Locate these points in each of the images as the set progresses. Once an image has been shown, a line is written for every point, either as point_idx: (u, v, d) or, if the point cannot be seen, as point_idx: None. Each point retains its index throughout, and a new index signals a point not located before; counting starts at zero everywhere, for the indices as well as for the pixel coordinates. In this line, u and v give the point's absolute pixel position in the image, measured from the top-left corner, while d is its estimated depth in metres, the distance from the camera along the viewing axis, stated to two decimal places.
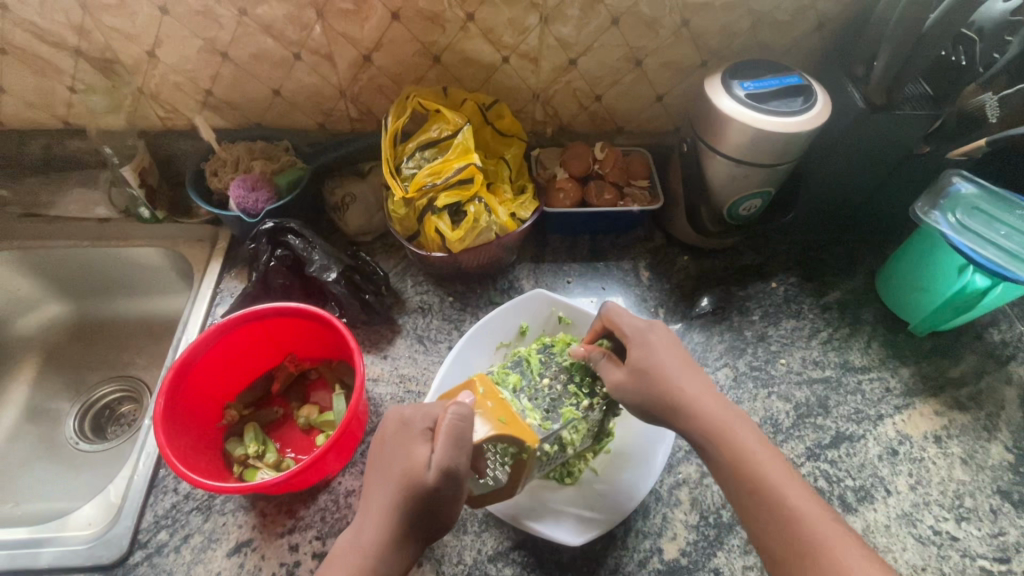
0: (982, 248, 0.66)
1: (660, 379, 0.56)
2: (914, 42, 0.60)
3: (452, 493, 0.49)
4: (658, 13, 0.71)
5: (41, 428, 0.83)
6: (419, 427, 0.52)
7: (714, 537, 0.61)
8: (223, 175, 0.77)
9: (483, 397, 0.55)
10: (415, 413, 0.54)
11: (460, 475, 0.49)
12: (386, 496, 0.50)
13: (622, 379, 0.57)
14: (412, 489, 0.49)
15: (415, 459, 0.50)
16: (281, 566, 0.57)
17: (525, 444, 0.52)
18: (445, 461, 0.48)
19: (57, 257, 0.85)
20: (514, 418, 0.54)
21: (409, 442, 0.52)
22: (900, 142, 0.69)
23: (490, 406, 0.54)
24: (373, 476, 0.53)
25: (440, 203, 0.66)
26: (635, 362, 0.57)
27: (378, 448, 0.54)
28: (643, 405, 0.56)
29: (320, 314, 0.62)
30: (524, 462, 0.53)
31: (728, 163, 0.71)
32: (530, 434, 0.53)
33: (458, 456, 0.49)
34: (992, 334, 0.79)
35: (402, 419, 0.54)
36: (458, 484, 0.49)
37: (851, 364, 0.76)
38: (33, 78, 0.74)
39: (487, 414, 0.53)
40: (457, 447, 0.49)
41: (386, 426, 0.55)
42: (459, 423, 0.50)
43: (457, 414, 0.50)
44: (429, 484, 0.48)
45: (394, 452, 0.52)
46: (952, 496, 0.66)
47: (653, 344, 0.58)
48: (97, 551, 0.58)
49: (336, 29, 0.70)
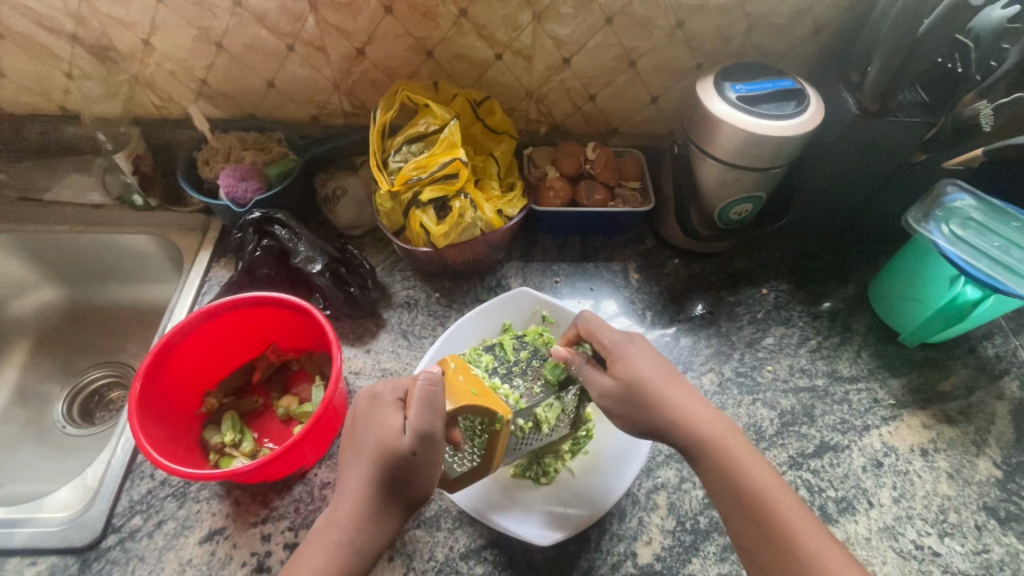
0: (974, 258, 0.65)
1: (647, 390, 0.55)
2: (907, 48, 0.59)
3: (427, 460, 0.49)
4: (653, 13, 0.71)
5: (29, 411, 0.84)
6: (390, 398, 0.52)
7: (689, 543, 0.60)
8: (214, 164, 0.77)
9: (455, 371, 0.54)
10: (385, 387, 0.53)
11: (435, 439, 0.48)
12: (361, 470, 0.50)
13: (607, 391, 0.56)
14: (387, 458, 0.49)
15: (386, 428, 0.50)
16: (252, 556, 0.57)
17: (496, 415, 0.50)
18: (419, 424, 0.48)
19: (51, 241, 0.86)
20: (486, 390, 0.53)
21: (381, 412, 0.51)
22: (894, 150, 0.68)
23: (460, 380, 0.53)
24: (348, 453, 0.52)
25: (424, 197, 0.66)
26: (620, 373, 0.56)
27: (350, 425, 0.54)
28: (628, 415, 0.55)
29: (301, 304, 0.62)
30: (497, 435, 0.51)
31: (719, 166, 0.70)
32: (502, 405, 0.51)
33: (433, 420, 0.48)
34: (986, 348, 0.77)
35: (372, 394, 0.53)
36: (433, 449, 0.49)
37: (839, 374, 0.75)
38: (30, 63, 0.75)
39: (456, 388, 0.52)
40: (429, 411, 0.48)
41: (357, 404, 0.54)
42: (430, 388, 0.49)
43: (427, 380, 0.50)
44: (405, 450, 0.48)
45: (367, 425, 0.52)
46: (937, 511, 0.64)
47: (635, 357, 0.57)
48: (70, 534, 0.58)
49: (330, 21, 0.70)
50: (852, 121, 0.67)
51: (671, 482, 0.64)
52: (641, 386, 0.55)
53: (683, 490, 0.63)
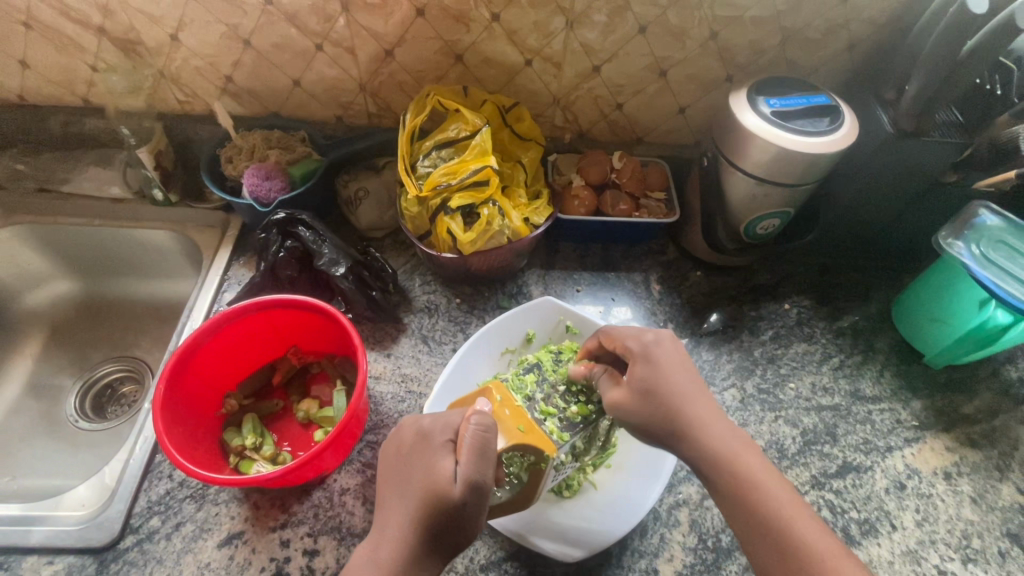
0: (1004, 282, 0.63)
1: (667, 397, 0.53)
2: (948, 68, 0.58)
3: (475, 509, 0.48)
4: (687, 24, 0.70)
5: (42, 404, 0.83)
6: (439, 439, 0.50)
7: (711, 561, 0.59)
8: (238, 163, 0.76)
9: (500, 405, 0.54)
10: (433, 424, 0.52)
11: (485, 489, 0.47)
12: (406, 509, 0.48)
13: (625, 399, 0.55)
14: (436, 504, 0.47)
15: (437, 473, 0.48)
16: (271, 562, 0.57)
17: (544, 454, 0.51)
18: (473, 474, 0.47)
19: (69, 233, 0.85)
20: (533, 427, 0.53)
21: (430, 455, 0.50)
22: (927, 168, 0.67)
23: (508, 416, 0.53)
24: (390, 489, 0.50)
25: (453, 204, 0.65)
26: (638, 379, 0.55)
27: (394, 458, 0.52)
28: (644, 422, 0.53)
29: (325, 308, 0.62)
30: (541, 471, 0.52)
31: (749, 180, 0.69)
32: (549, 443, 0.52)
33: (486, 468, 0.47)
34: (1010, 371, 0.76)
35: (420, 430, 0.52)
36: (483, 499, 0.47)
37: (862, 394, 0.74)
38: (54, 54, 0.75)
39: (505, 423, 0.53)
40: (482, 459, 0.47)
41: (401, 437, 0.53)
42: (483, 434, 0.48)
43: (480, 425, 0.49)
44: (455, 498, 0.47)
45: (414, 463, 0.50)
46: (960, 536, 0.64)
47: (660, 359, 0.55)
48: (88, 534, 0.57)
49: (361, 22, 0.69)
50: (885, 139, 0.66)
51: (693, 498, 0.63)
52: (659, 389, 0.53)
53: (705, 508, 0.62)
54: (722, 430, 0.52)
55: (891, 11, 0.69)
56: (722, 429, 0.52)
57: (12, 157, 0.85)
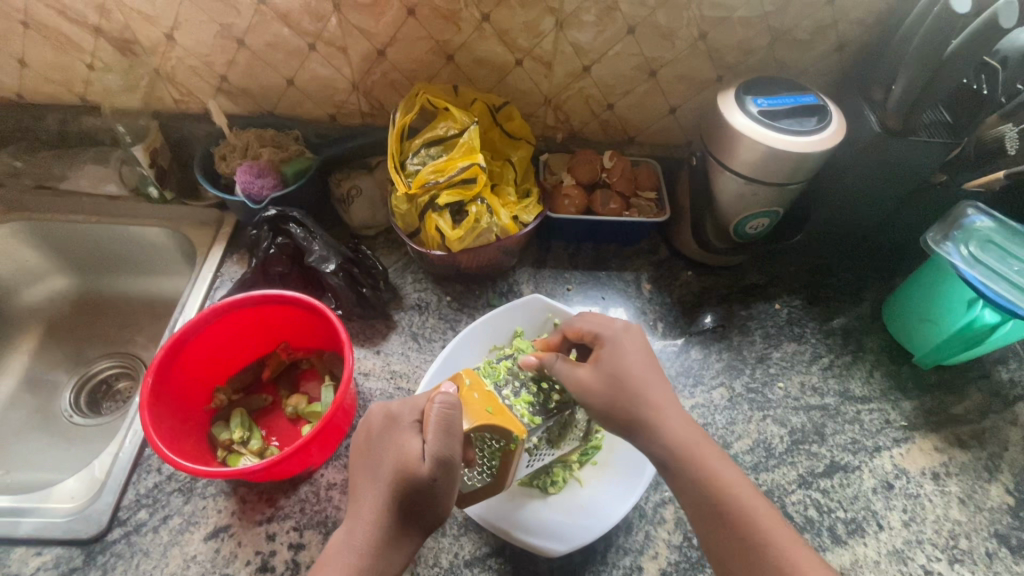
0: (993, 282, 0.63)
1: (630, 379, 0.54)
2: (933, 67, 0.58)
3: (446, 486, 0.48)
4: (675, 24, 0.70)
5: (37, 399, 0.84)
6: (407, 420, 0.51)
7: (696, 559, 0.59)
8: (231, 161, 0.77)
9: (469, 388, 0.53)
10: (402, 407, 0.52)
11: (454, 465, 0.47)
12: (378, 490, 0.49)
13: (588, 378, 0.55)
14: (404, 482, 0.48)
15: (405, 453, 0.48)
16: (256, 555, 0.57)
17: (513, 434, 0.49)
18: (439, 451, 0.47)
19: (65, 230, 0.86)
20: (502, 409, 0.51)
21: (400, 435, 0.50)
22: (917, 168, 0.67)
23: (476, 398, 0.52)
24: (363, 472, 0.51)
25: (441, 201, 0.66)
26: (604, 362, 0.56)
27: (365, 442, 0.53)
28: (606, 402, 0.54)
29: (313, 304, 0.62)
30: (512, 454, 0.50)
31: (738, 180, 0.69)
32: (518, 424, 0.50)
33: (453, 445, 0.47)
34: (1000, 372, 0.76)
35: (388, 414, 0.52)
36: (452, 476, 0.47)
37: (851, 394, 0.74)
38: (52, 53, 0.76)
39: (472, 406, 0.51)
40: (448, 436, 0.47)
41: (370, 422, 0.53)
42: (448, 412, 0.48)
43: (444, 403, 0.48)
44: (423, 476, 0.47)
45: (384, 444, 0.51)
46: (947, 536, 0.64)
47: (627, 346, 0.57)
48: (76, 525, 0.58)
49: (352, 21, 0.70)
50: (873, 139, 0.66)
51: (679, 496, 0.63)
52: (624, 374, 0.55)
53: None
54: (680, 418, 0.53)
55: (880, 11, 0.69)
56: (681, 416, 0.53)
57: (12, 156, 0.86)
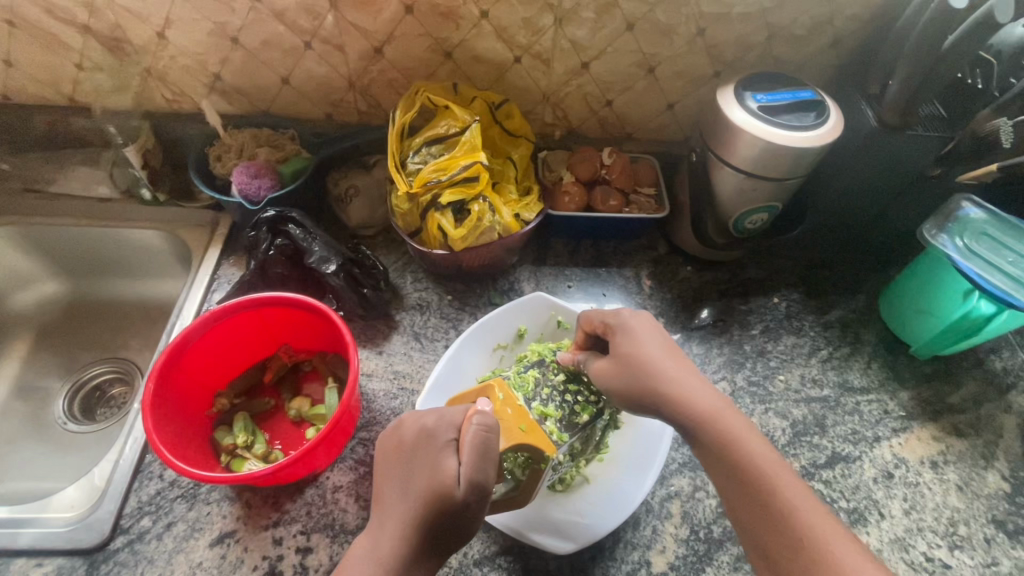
0: (988, 273, 0.64)
1: (642, 359, 0.54)
2: (930, 62, 0.59)
3: (477, 510, 0.47)
4: (674, 20, 0.70)
5: (30, 407, 0.82)
6: (443, 439, 0.50)
7: (703, 552, 0.60)
8: (227, 162, 0.76)
9: (502, 403, 0.55)
10: (437, 423, 0.51)
11: (487, 489, 0.47)
12: (405, 507, 0.48)
13: (606, 369, 0.56)
14: (437, 504, 0.47)
15: (440, 474, 0.48)
16: (263, 560, 0.57)
17: (544, 455, 0.53)
18: (473, 473, 0.47)
19: (56, 234, 0.84)
20: (533, 426, 0.54)
21: (434, 454, 0.49)
22: (912, 160, 0.68)
23: (510, 414, 0.55)
24: (391, 489, 0.50)
25: (444, 200, 0.66)
26: (619, 351, 0.56)
27: (395, 456, 0.52)
28: (623, 388, 0.54)
29: (316, 305, 0.61)
30: (540, 472, 0.54)
31: (737, 175, 0.70)
32: (549, 444, 0.54)
33: (487, 469, 0.47)
34: (994, 361, 0.78)
35: (424, 430, 0.52)
36: (485, 500, 0.47)
37: (850, 385, 0.75)
38: (40, 52, 0.74)
39: (507, 423, 0.54)
40: (484, 461, 0.47)
41: (402, 435, 0.53)
42: (485, 434, 0.48)
43: (482, 424, 0.49)
44: (457, 500, 0.46)
45: (417, 462, 0.50)
46: (946, 523, 0.65)
47: (635, 330, 0.57)
48: (77, 535, 0.57)
49: (349, 19, 0.69)
50: (871, 133, 0.67)
51: (685, 490, 0.64)
52: (636, 358, 0.55)
53: (697, 499, 0.63)
54: (699, 393, 0.52)
55: (875, 6, 0.70)
56: (699, 390, 0.52)
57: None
